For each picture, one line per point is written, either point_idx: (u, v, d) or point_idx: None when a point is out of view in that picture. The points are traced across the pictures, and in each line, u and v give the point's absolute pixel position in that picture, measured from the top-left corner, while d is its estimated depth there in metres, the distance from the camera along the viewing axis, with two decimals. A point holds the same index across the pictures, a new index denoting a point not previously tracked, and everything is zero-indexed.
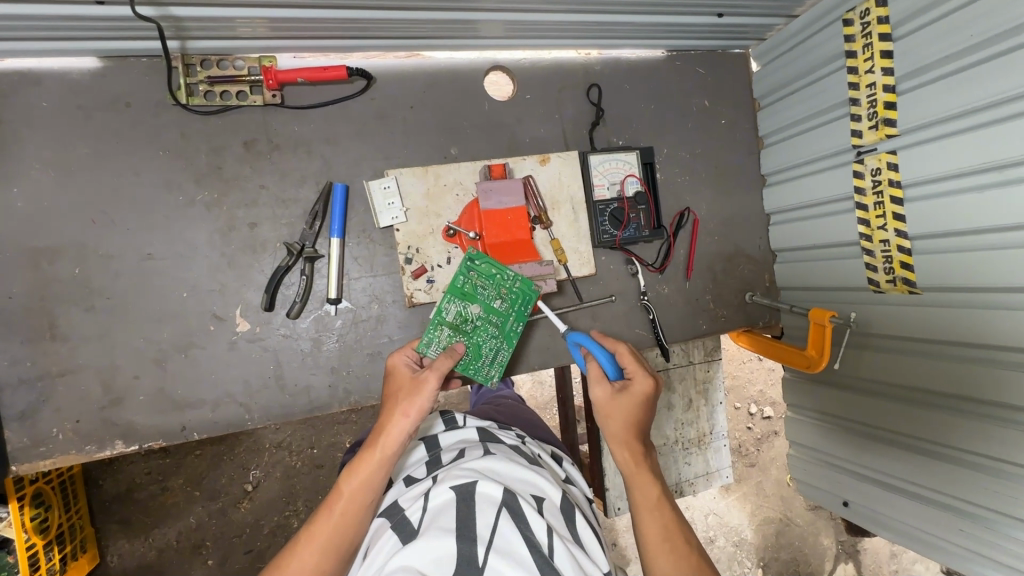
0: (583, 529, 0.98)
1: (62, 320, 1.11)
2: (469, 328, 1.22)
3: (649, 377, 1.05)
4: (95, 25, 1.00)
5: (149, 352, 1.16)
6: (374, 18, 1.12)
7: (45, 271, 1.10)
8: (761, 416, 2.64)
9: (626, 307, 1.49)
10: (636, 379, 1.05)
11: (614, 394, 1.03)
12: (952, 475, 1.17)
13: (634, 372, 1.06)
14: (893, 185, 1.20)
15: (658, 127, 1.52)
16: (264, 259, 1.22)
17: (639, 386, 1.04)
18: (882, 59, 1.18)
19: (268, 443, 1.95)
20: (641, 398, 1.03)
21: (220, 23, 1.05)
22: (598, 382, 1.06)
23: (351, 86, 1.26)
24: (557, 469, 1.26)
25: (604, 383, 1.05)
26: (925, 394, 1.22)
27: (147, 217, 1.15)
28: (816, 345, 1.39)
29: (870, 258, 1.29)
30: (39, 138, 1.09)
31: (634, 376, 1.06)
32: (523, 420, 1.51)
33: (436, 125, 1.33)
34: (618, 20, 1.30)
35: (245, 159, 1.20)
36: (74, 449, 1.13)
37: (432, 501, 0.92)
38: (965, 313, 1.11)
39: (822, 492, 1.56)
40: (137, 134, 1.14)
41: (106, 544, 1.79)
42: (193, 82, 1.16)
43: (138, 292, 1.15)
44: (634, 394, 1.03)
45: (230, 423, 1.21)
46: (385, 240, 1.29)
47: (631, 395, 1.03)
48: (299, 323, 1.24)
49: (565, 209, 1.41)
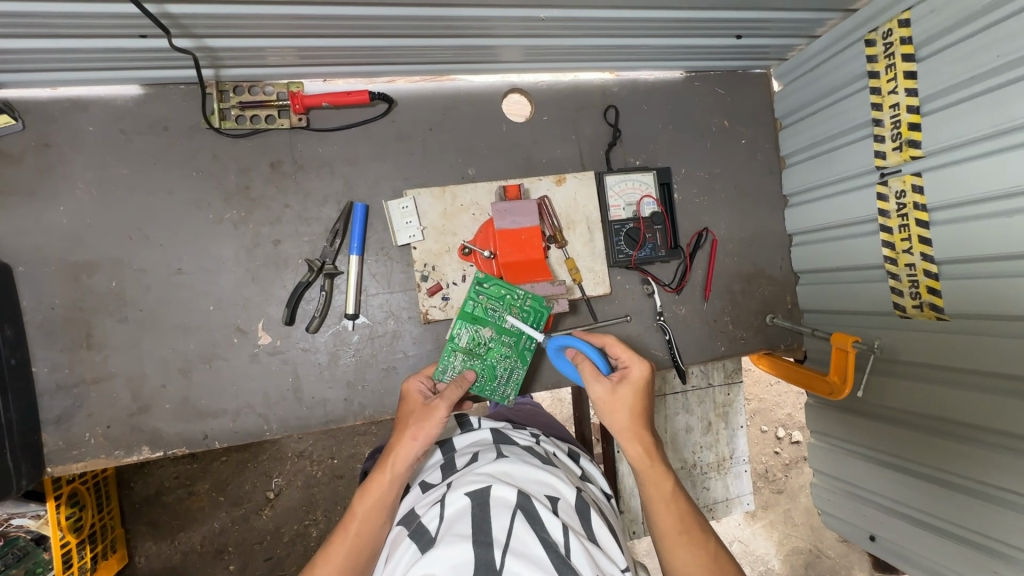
0: (599, 526, 0.98)
1: (97, 330, 1.18)
2: (482, 350, 1.24)
3: (645, 363, 1.08)
4: (137, 55, 1.07)
5: (176, 362, 1.21)
6: (394, 45, 1.16)
7: (83, 284, 1.17)
8: (789, 441, 2.55)
9: (641, 327, 1.48)
10: (634, 368, 1.08)
11: (618, 388, 1.05)
12: (984, 514, 1.11)
13: (630, 362, 1.09)
14: (918, 208, 1.17)
15: (676, 148, 1.51)
16: (286, 275, 1.26)
17: (639, 374, 1.07)
18: (905, 80, 1.16)
19: (291, 451, 1.99)
20: (640, 385, 1.06)
21: (250, 52, 1.11)
22: (597, 381, 1.07)
23: (373, 109, 1.31)
24: (573, 469, 1.27)
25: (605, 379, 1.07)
26: (953, 425, 1.17)
27: (179, 233, 1.22)
28: (839, 370, 1.35)
29: (895, 282, 1.25)
30: (85, 160, 1.17)
31: (631, 366, 1.09)
32: (537, 425, 1.50)
33: (454, 146, 1.37)
34: (635, 43, 1.31)
35: (271, 180, 1.26)
36: (104, 453, 1.19)
37: (448, 508, 0.93)
38: (995, 342, 1.06)
39: (845, 524, 1.51)
40: (172, 156, 1.21)
41: (135, 545, 1.85)
42: (225, 107, 1.22)
43: (168, 304, 1.21)
44: (635, 383, 1.06)
45: (249, 433, 1.25)
46: (403, 258, 1.33)
47: (630, 385, 1.06)
48: (317, 337, 1.27)
49: (580, 229, 1.42)
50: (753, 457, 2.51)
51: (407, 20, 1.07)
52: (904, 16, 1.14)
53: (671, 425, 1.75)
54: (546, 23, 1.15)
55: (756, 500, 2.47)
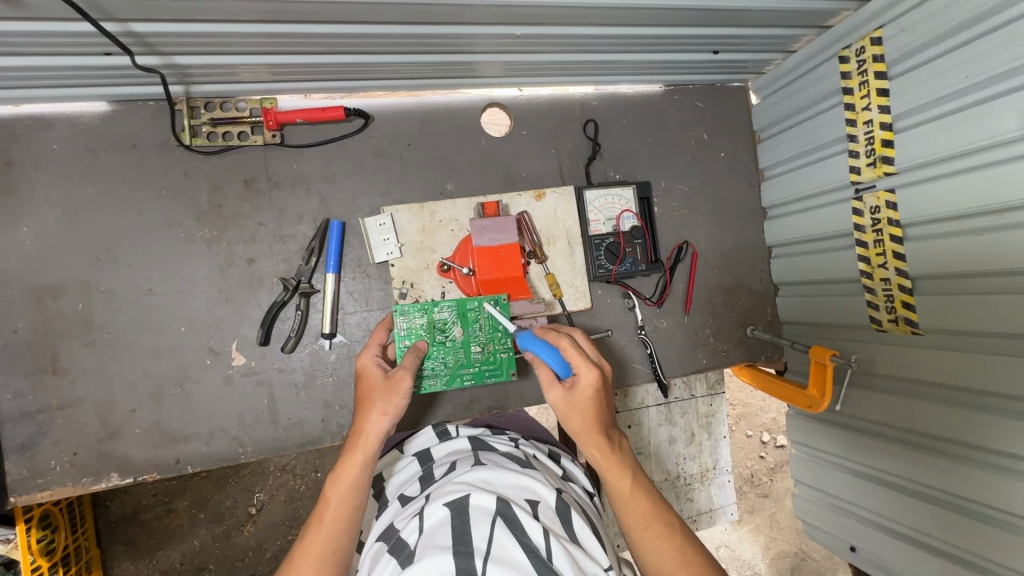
0: (582, 527, 0.99)
1: (63, 354, 1.14)
2: (438, 338, 1.18)
3: (594, 368, 1.02)
4: (102, 73, 1.04)
5: (147, 385, 1.18)
6: (369, 62, 1.15)
7: (48, 306, 1.14)
8: (775, 444, 2.56)
9: (623, 341, 1.48)
10: (583, 374, 1.02)
11: (569, 397, 1.01)
12: (960, 527, 1.12)
13: (579, 366, 1.03)
14: (892, 224, 1.18)
15: (655, 160, 1.52)
16: (260, 295, 1.24)
17: (588, 382, 1.01)
18: (878, 97, 1.17)
19: (274, 466, 1.96)
20: (590, 393, 1.01)
21: (221, 69, 1.09)
22: (552, 386, 1.03)
23: (349, 125, 1.30)
24: (555, 469, 1.27)
25: (556, 387, 1.03)
26: (926, 438, 1.18)
27: (148, 253, 1.19)
28: (818, 384, 1.36)
29: (871, 296, 1.27)
30: (50, 179, 1.14)
31: (580, 371, 1.03)
32: (519, 429, 1.48)
33: (433, 161, 1.35)
34: (613, 58, 1.31)
35: (245, 198, 1.23)
36: (70, 481, 1.15)
37: (427, 520, 0.92)
38: (970, 358, 1.07)
39: (827, 535, 1.50)
40: (141, 173, 1.18)
41: (111, 566, 1.80)
42: (197, 123, 1.20)
43: (137, 326, 1.18)
44: (586, 392, 1.01)
45: (222, 457, 1.22)
46: (380, 275, 1.31)
47: (580, 392, 1.01)
48: (293, 357, 1.25)
49: (561, 244, 1.41)
50: (739, 462, 2.52)
51: (382, 37, 1.06)
52: (876, 34, 1.16)
53: (655, 436, 1.75)
54: (522, 40, 1.15)
55: (742, 504, 2.49)
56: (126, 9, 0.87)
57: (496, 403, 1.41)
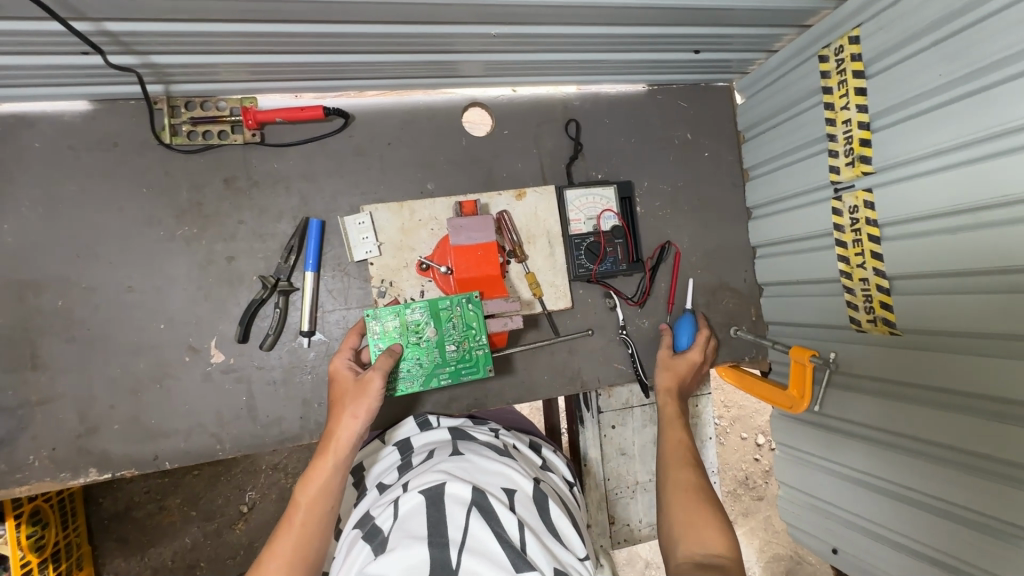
0: (558, 516, 1.00)
1: (43, 350, 1.16)
2: (412, 339, 1.18)
3: (701, 352, 1.42)
4: (80, 72, 1.06)
5: (126, 382, 1.19)
6: (346, 61, 1.16)
7: (29, 303, 1.15)
8: (769, 447, 2.54)
9: (604, 341, 1.48)
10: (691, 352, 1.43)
11: (672, 357, 1.42)
12: (936, 530, 1.11)
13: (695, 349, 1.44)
14: (870, 224, 1.18)
15: (638, 160, 1.52)
16: (240, 293, 1.25)
17: (693, 357, 1.42)
18: (856, 96, 1.17)
19: (265, 464, 1.96)
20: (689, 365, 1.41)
21: (198, 69, 1.10)
22: (665, 346, 1.46)
23: (330, 124, 1.30)
24: (533, 458, 1.28)
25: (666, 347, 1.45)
26: (903, 438, 1.17)
27: (129, 251, 1.20)
28: (798, 384, 1.40)
29: (850, 296, 1.26)
30: (31, 177, 1.15)
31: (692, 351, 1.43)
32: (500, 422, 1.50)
33: (414, 161, 1.36)
34: (593, 58, 1.31)
35: (225, 196, 1.24)
36: (49, 476, 1.16)
37: (402, 507, 0.92)
38: (946, 358, 1.06)
39: (809, 537, 1.49)
40: (122, 172, 1.20)
41: (102, 562, 1.82)
42: (177, 122, 1.21)
43: (116, 323, 1.19)
44: (683, 362, 1.40)
45: (201, 453, 1.23)
46: (360, 274, 1.31)
47: (687, 360, 1.41)
48: (272, 355, 1.26)
49: (541, 243, 1.42)
50: (733, 464, 2.50)
51: (357, 36, 1.07)
52: (854, 33, 1.16)
53: (640, 437, 1.75)
54: (500, 39, 1.15)
55: (736, 507, 2.48)
56: (99, 9, 0.88)
57: (476, 402, 1.41)
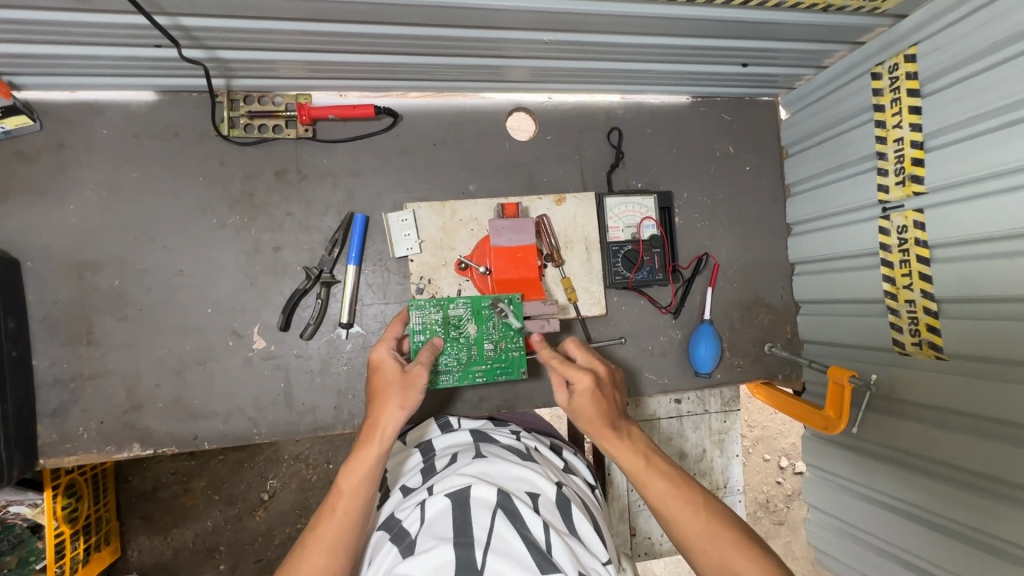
0: (581, 521, 0.99)
1: (97, 327, 1.21)
2: (452, 333, 1.20)
3: (585, 371, 1.03)
4: (152, 64, 1.11)
5: (172, 362, 1.24)
6: (401, 63, 1.18)
7: (88, 280, 1.20)
8: (793, 470, 2.48)
9: (635, 350, 1.47)
10: (578, 382, 1.03)
11: (572, 400, 1.03)
12: (977, 563, 1.07)
13: (571, 375, 1.04)
14: (919, 244, 1.15)
15: (678, 171, 1.51)
16: (283, 282, 1.28)
17: (583, 385, 1.02)
18: (910, 115, 1.15)
19: (288, 454, 1.99)
20: (586, 398, 1.01)
21: (260, 65, 1.14)
22: (558, 389, 1.07)
23: (379, 123, 1.34)
24: (555, 461, 1.28)
25: (561, 390, 1.06)
26: (946, 467, 1.13)
27: (182, 236, 1.24)
28: (835, 405, 1.33)
29: (894, 318, 1.23)
30: (97, 162, 1.21)
31: (574, 378, 1.03)
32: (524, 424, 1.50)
33: (457, 162, 1.38)
34: (641, 68, 1.32)
35: (275, 188, 1.28)
36: (95, 449, 1.20)
37: (428, 510, 0.92)
38: (992, 385, 1.03)
39: (837, 563, 1.45)
40: (181, 160, 1.25)
41: (128, 539, 1.87)
42: (236, 116, 1.26)
43: (167, 304, 1.24)
44: (584, 394, 1.01)
45: (237, 436, 1.26)
46: (400, 270, 1.34)
47: (584, 398, 1.01)
48: (311, 344, 1.29)
49: (578, 248, 1.43)
50: (754, 487, 2.45)
51: (413, 38, 1.09)
52: (911, 51, 1.14)
53: (665, 450, 1.73)
54: (552, 45, 1.17)
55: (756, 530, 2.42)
56: (177, 5, 0.92)
57: (505, 402, 1.43)
